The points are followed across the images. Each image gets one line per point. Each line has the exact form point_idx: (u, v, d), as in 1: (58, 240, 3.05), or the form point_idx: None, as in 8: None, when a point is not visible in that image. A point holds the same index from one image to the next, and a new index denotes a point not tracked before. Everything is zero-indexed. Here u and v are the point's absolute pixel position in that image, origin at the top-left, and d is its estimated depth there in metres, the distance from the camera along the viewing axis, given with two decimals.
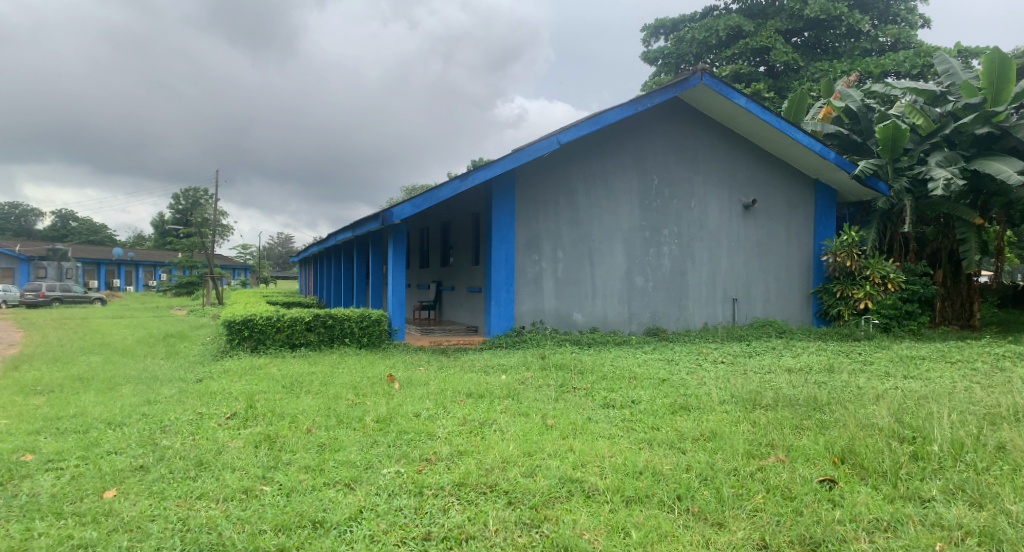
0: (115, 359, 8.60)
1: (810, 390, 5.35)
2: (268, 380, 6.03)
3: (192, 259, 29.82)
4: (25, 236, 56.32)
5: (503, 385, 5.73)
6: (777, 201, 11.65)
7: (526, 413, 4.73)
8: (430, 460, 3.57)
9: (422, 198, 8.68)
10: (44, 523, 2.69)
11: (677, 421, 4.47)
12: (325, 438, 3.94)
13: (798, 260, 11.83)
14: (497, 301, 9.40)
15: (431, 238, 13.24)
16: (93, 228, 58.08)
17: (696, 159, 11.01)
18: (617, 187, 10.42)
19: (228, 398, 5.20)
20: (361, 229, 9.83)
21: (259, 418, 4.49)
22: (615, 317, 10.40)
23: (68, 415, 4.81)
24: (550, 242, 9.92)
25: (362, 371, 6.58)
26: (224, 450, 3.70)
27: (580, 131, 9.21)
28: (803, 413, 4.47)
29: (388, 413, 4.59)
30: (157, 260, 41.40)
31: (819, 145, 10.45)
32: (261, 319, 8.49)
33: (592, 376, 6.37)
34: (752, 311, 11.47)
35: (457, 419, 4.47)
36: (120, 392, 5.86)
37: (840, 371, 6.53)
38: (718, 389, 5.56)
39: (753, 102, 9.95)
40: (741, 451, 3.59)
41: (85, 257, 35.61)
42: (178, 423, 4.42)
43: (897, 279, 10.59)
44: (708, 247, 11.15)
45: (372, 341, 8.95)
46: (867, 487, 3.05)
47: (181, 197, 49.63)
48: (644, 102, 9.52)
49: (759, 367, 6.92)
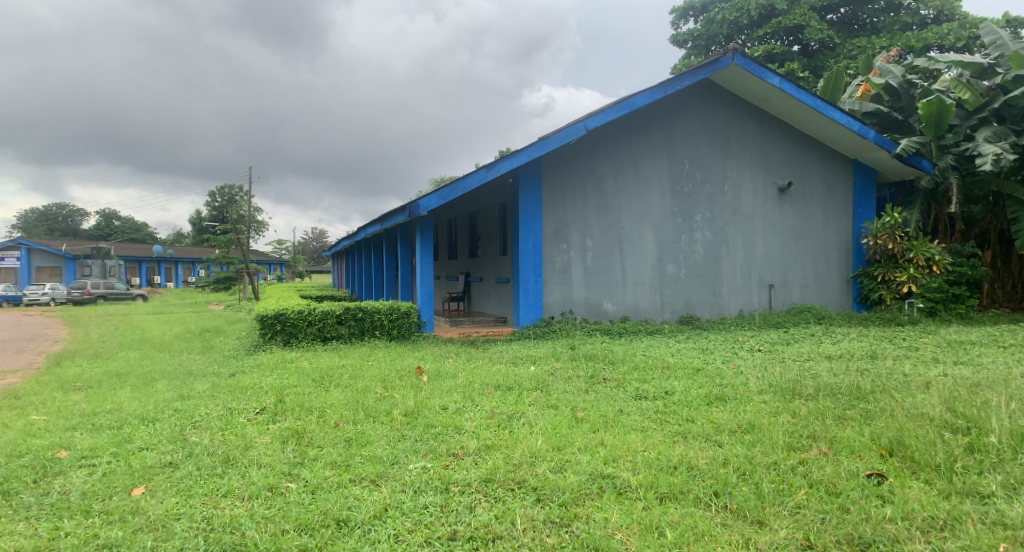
0: (153, 354, 8.88)
1: (852, 378, 5.09)
2: (298, 373, 6.10)
3: (228, 254, 30.64)
4: (73, 236, 58.88)
5: (532, 376, 5.65)
6: (814, 183, 11.19)
7: (555, 405, 4.64)
8: (457, 455, 3.51)
9: (449, 189, 8.61)
10: (73, 521, 2.76)
11: (713, 412, 4.31)
12: (352, 433, 3.93)
13: (838, 243, 11.36)
14: (526, 291, 9.30)
15: (459, 229, 13.19)
16: (135, 227, 60.27)
17: (729, 142, 10.64)
18: (647, 173, 10.15)
19: (258, 393, 5.27)
20: (389, 221, 9.83)
21: (289, 412, 4.52)
22: (647, 306, 10.18)
23: (105, 411, 4.97)
24: (579, 230, 9.75)
25: (390, 363, 6.59)
26: (253, 446, 3.73)
27: (608, 116, 8.98)
28: (846, 403, 4.23)
29: (415, 406, 4.56)
30: (195, 257, 42.69)
31: (858, 124, 9.95)
32: (293, 313, 8.58)
33: (624, 366, 6.25)
34: (789, 297, 11.08)
35: (485, 412, 4.41)
36: (155, 387, 6.02)
37: (884, 358, 6.21)
38: (755, 378, 5.36)
39: (788, 81, 9.53)
40: (781, 443, 3.41)
41: (127, 255, 36.97)
42: (209, 418, 4.50)
43: (943, 260, 9.98)
44: (743, 232, 10.79)
45: (402, 333, 9.00)
46: (920, 482, 2.81)
47: (218, 194, 51.02)
48: (673, 84, 9.22)
49: (797, 355, 6.65)
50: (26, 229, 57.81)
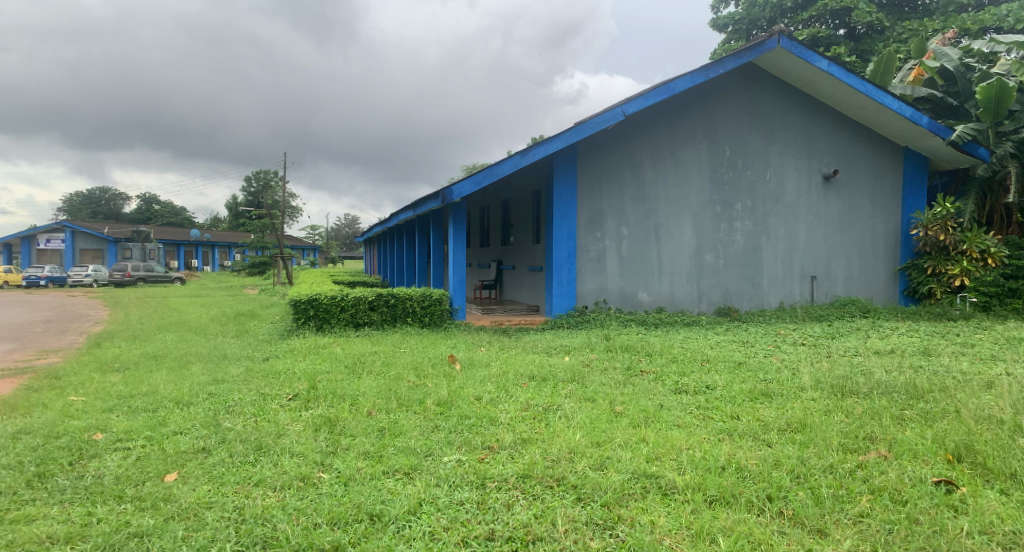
0: (190, 336, 9.06)
1: (908, 376, 4.79)
2: (331, 359, 6.10)
3: (263, 239, 31.30)
4: (116, 220, 61.07)
5: (566, 367, 5.52)
6: (863, 170, 10.65)
7: (591, 398, 4.49)
8: (493, 448, 3.42)
9: (483, 175, 8.48)
10: (107, 507, 2.81)
11: (759, 409, 4.10)
12: (384, 423, 3.87)
13: (886, 234, 10.82)
14: (559, 280, 9.13)
15: (492, 216, 13.06)
16: (174, 211, 62.10)
17: (772, 128, 10.20)
18: (685, 160, 9.82)
19: (290, 378, 5.29)
20: (421, 208, 9.77)
21: (321, 399, 4.50)
22: (684, 297, 9.91)
23: (140, 393, 5.05)
24: (614, 218, 9.51)
25: (422, 351, 6.54)
26: (286, 434, 3.70)
27: (646, 101, 8.68)
28: (904, 402, 3.93)
29: (448, 396, 4.47)
30: (231, 241, 43.71)
31: (912, 109, 9.40)
32: (326, 298, 8.61)
33: (661, 358, 6.05)
34: (833, 289, 10.64)
35: (520, 404, 4.29)
36: (190, 370, 6.11)
37: (939, 354, 5.85)
38: (802, 373, 5.10)
39: (837, 64, 9.04)
40: (835, 444, 3.16)
41: (167, 239, 38.08)
42: (243, 403, 4.52)
43: (999, 253, 9.33)
44: (786, 222, 10.38)
45: (434, 320, 8.96)
46: (997, 492, 2.49)
47: (253, 180, 52.18)
48: (716, 67, 8.84)
49: (843, 350, 6.32)
50: (73, 213, 60.07)
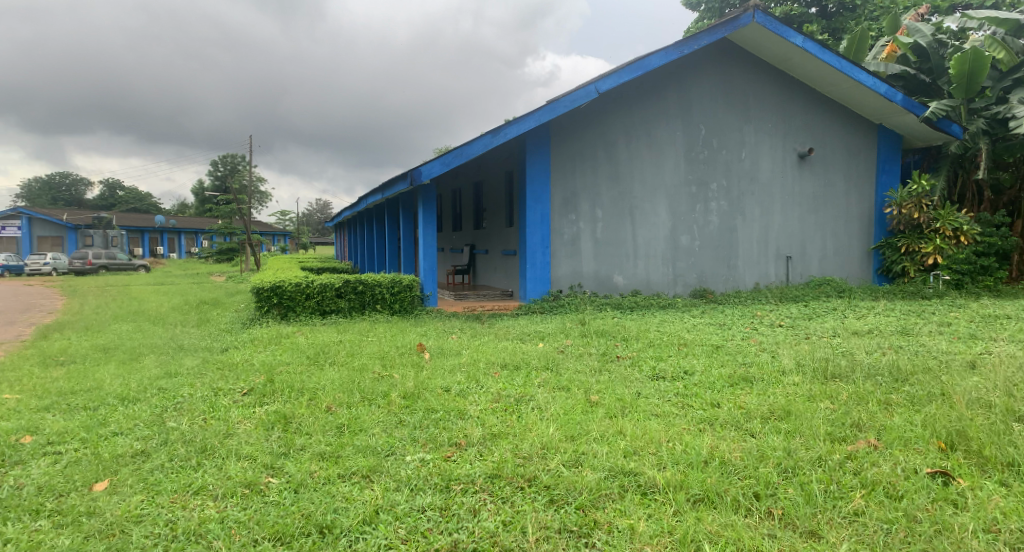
0: (147, 327, 8.60)
1: (890, 357, 4.67)
2: (292, 349, 5.76)
3: (231, 225, 30.31)
4: (77, 206, 58.63)
5: (540, 354, 5.29)
6: (836, 149, 10.59)
7: (566, 387, 4.27)
8: (460, 445, 3.17)
9: (452, 156, 8.13)
10: (19, 525, 2.46)
11: (740, 396, 3.94)
12: (344, 419, 3.58)
13: (859, 213, 10.82)
14: (532, 264, 8.89)
15: (464, 198, 12.69)
16: (139, 197, 59.92)
17: (747, 106, 10.05)
18: (660, 140, 9.61)
19: (247, 371, 4.95)
20: (390, 190, 9.37)
21: (279, 394, 4.17)
22: (659, 279, 9.77)
23: (83, 390, 4.66)
24: (589, 200, 9.28)
25: (390, 340, 6.24)
26: (236, 433, 3.38)
27: (620, 78, 8.40)
28: (889, 386, 3.80)
29: (414, 387, 4.20)
30: (199, 228, 42.31)
31: (885, 86, 9.31)
32: (290, 286, 8.23)
33: (638, 343, 5.87)
34: (807, 270, 10.62)
35: (490, 395, 4.05)
36: (142, 363, 5.70)
37: (917, 334, 5.78)
38: (781, 357, 4.96)
39: (812, 40, 8.89)
40: (821, 434, 3.01)
41: (130, 226, 36.72)
42: (192, 398, 4.17)
43: (972, 230, 9.46)
44: (761, 202, 10.28)
45: (404, 307, 8.65)
46: (996, 484, 2.35)
47: (220, 164, 50.57)
48: (690, 44, 8.60)
49: (821, 330, 6.24)
50: (30, 199, 57.50)
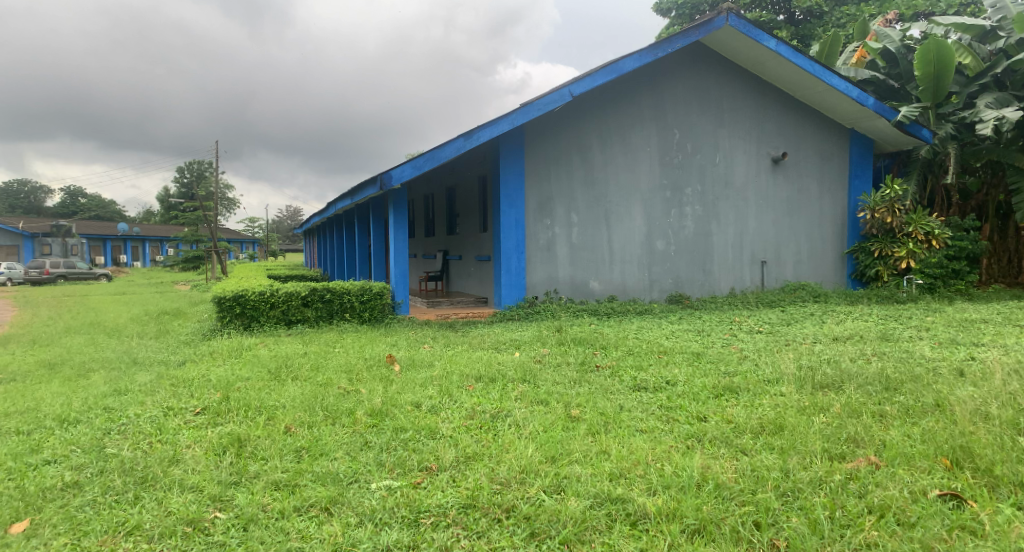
0: (100, 339, 8.07)
1: (876, 364, 4.55)
2: (253, 363, 5.38)
3: (197, 232, 29.33)
4: (34, 213, 56.24)
5: (517, 365, 5.03)
6: (809, 153, 10.64)
7: (545, 401, 4.01)
8: (431, 470, 2.89)
9: (424, 158, 7.84)
10: None
11: (727, 408, 3.75)
12: (304, 441, 3.26)
13: (833, 218, 10.90)
14: (507, 269, 8.66)
15: (437, 203, 12.39)
16: (100, 203, 57.80)
17: (721, 110, 10.02)
18: (635, 143, 9.50)
19: (202, 387, 4.56)
20: (359, 194, 9.03)
21: (234, 413, 3.81)
22: (635, 285, 9.63)
23: (17, 411, 4.11)
24: (564, 204, 9.10)
25: (359, 351, 5.90)
26: (183, 459, 3.04)
27: (594, 80, 8.25)
28: (880, 397, 3.66)
29: (382, 404, 3.90)
30: (163, 235, 40.92)
31: (857, 91, 9.38)
32: (254, 294, 7.83)
33: (618, 351, 5.67)
34: (782, 274, 10.63)
35: (464, 411, 3.77)
36: (89, 380, 5.23)
37: (897, 340, 5.73)
38: (765, 366, 4.80)
39: (785, 44, 8.90)
40: (817, 452, 2.85)
41: (90, 234, 35.31)
42: (136, 418, 3.78)
43: (943, 235, 9.60)
44: (736, 207, 10.25)
45: (374, 315, 8.30)
46: (1012, 507, 2.20)
47: (187, 170, 49.23)
48: (665, 46, 8.51)
49: (801, 336, 6.15)
50: None
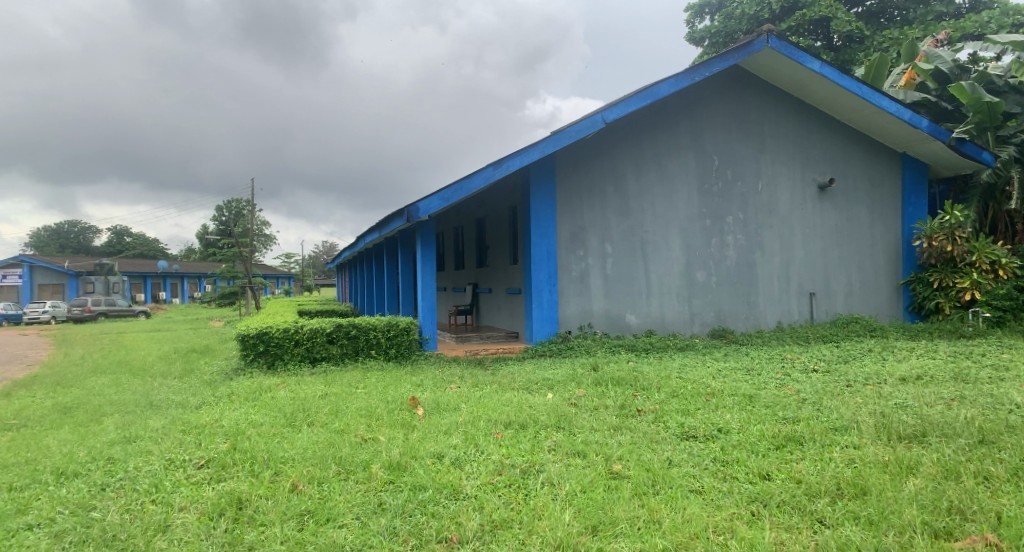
0: (125, 379, 7.99)
1: (964, 411, 3.95)
2: (269, 407, 5.11)
3: (234, 269, 29.93)
4: (85, 252, 58.91)
5: (550, 409, 4.60)
6: (858, 178, 10.08)
7: (581, 453, 3.58)
8: (452, 542, 2.49)
9: (452, 190, 7.63)
10: None
11: (793, 464, 3.24)
12: (311, 503, 2.91)
13: (885, 245, 10.23)
14: (539, 303, 8.29)
15: (466, 236, 12.18)
16: (145, 242, 60.28)
17: (762, 136, 9.61)
18: (672, 170, 9.15)
19: (212, 435, 4.29)
20: (387, 227, 8.86)
21: (239, 467, 3.50)
22: (675, 318, 9.12)
23: (17, 462, 3.90)
24: (598, 234, 8.75)
25: (382, 392, 5.56)
26: (173, 526, 2.72)
27: (628, 106, 7.99)
28: (978, 453, 3.11)
29: (401, 456, 3.53)
30: (202, 272, 42.01)
31: (909, 112, 8.85)
32: (278, 332, 7.66)
33: (660, 393, 5.18)
34: (832, 306, 9.95)
35: (491, 465, 3.37)
36: (102, 426, 5.02)
37: (977, 381, 5.08)
38: (829, 411, 4.27)
39: (830, 65, 8.50)
40: (917, 526, 2.34)
41: (132, 272, 36.52)
42: (135, 472, 3.51)
43: (1011, 263, 8.83)
44: (780, 235, 9.71)
45: (401, 352, 8.00)
46: None
47: (226, 208, 51.08)
48: (702, 70, 8.22)
49: (862, 376, 5.56)
50: (39, 248, 58.07)
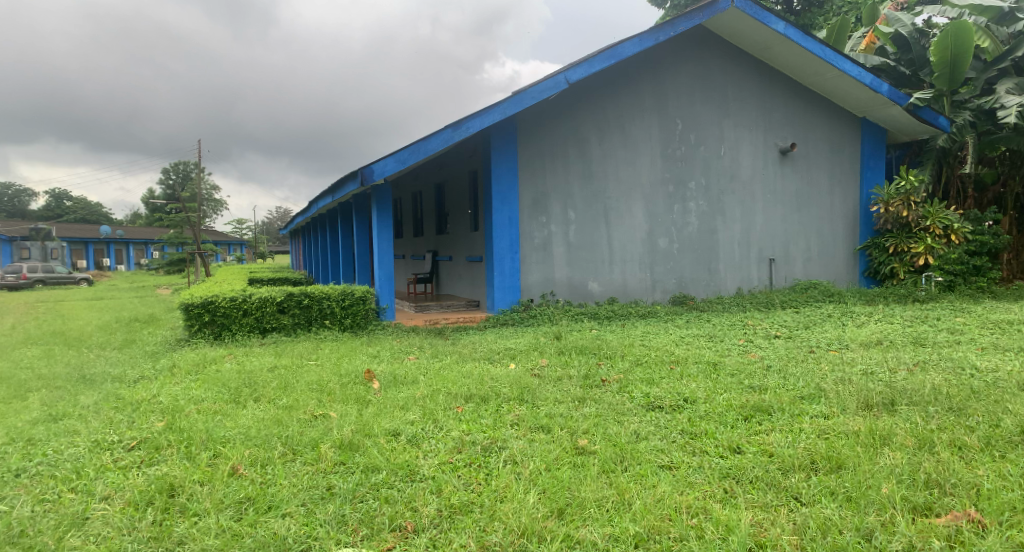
0: (57, 351, 7.39)
1: (925, 376, 3.97)
2: (212, 381, 4.74)
3: (183, 235, 28.50)
4: (19, 216, 55.18)
5: (512, 380, 4.41)
6: (818, 144, 10.10)
7: (546, 428, 3.40)
8: (406, 532, 2.27)
9: (408, 151, 7.19)
10: None
11: (762, 435, 3.14)
12: (251, 489, 2.63)
13: (843, 212, 10.37)
14: (501, 271, 8.05)
15: (425, 201, 11.72)
16: (86, 206, 56.92)
17: (725, 99, 9.46)
18: (635, 135, 8.92)
19: (147, 413, 3.92)
20: (341, 191, 8.37)
21: (173, 449, 3.18)
22: (637, 286, 9.05)
23: None
24: (560, 200, 8.50)
25: (335, 364, 5.26)
26: (91, 519, 2.40)
27: (592, 66, 7.65)
28: (944, 420, 3.09)
29: (354, 434, 3.26)
30: (148, 238, 39.95)
31: (870, 76, 8.82)
32: (225, 301, 7.17)
33: (624, 361, 5.07)
34: (791, 273, 10.09)
35: (451, 442, 3.15)
36: (24, 403, 4.56)
37: (933, 345, 5.17)
38: (792, 378, 4.24)
39: (795, 27, 8.34)
40: (896, 502, 2.25)
41: (71, 237, 34.35)
42: (54, 456, 3.14)
43: (962, 229, 9.11)
44: (741, 201, 9.69)
45: (357, 322, 7.66)
46: None
47: (173, 171, 48.48)
48: (667, 30, 7.94)
49: (823, 342, 5.60)
50: None
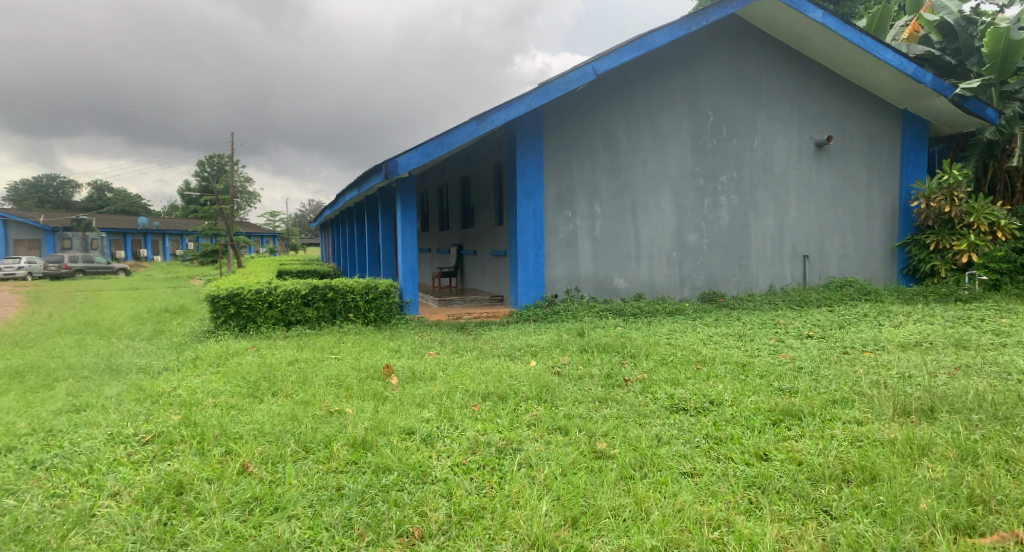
0: (90, 340, 7.58)
1: (969, 381, 3.73)
2: (232, 374, 4.76)
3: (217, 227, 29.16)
4: (64, 208, 57.39)
5: (531, 378, 4.31)
6: (857, 137, 9.67)
7: (563, 430, 3.29)
8: (413, 538, 2.20)
9: (432, 145, 7.11)
10: None
11: (791, 441, 2.98)
12: (259, 488, 2.60)
13: (882, 207, 9.93)
14: (524, 266, 7.94)
15: (450, 195, 11.68)
16: (127, 199, 58.86)
17: (758, 91, 9.13)
18: (664, 127, 8.68)
19: (166, 406, 3.95)
20: (365, 185, 8.37)
21: (187, 444, 3.18)
22: (664, 282, 8.84)
23: None
24: (586, 195, 8.33)
25: (355, 358, 5.24)
26: (98, 516, 2.40)
27: (620, 57, 7.45)
28: (990, 429, 2.88)
29: (367, 432, 3.22)
30: (184, 230, 41.07)
31: (914, 66, 8.39)
32: (250, 293, 7.24)
33: (648, 360, 4.93)
34: (826, 269, 9.71)
35: (465, 443, 3.07)
36: (52, 392, 4.66)
37: (978, 347, 4.88)
38: (826, 381, 4.03)
39: (833, 15, 7.97)
40: (936, 521, 2.08)
41: (111, 229, 35.52)
42: (72, 449, 3.17)
43: (1009, 225, 8.61)
44: (775, 196, 9.36)
45: (380, 315, 7.67)
46: None
47: (208, 164, 49.69)
48: (698, 19, 7.67)
49: (859, 342, 5.34)
50: (16, 203, 56.43)
